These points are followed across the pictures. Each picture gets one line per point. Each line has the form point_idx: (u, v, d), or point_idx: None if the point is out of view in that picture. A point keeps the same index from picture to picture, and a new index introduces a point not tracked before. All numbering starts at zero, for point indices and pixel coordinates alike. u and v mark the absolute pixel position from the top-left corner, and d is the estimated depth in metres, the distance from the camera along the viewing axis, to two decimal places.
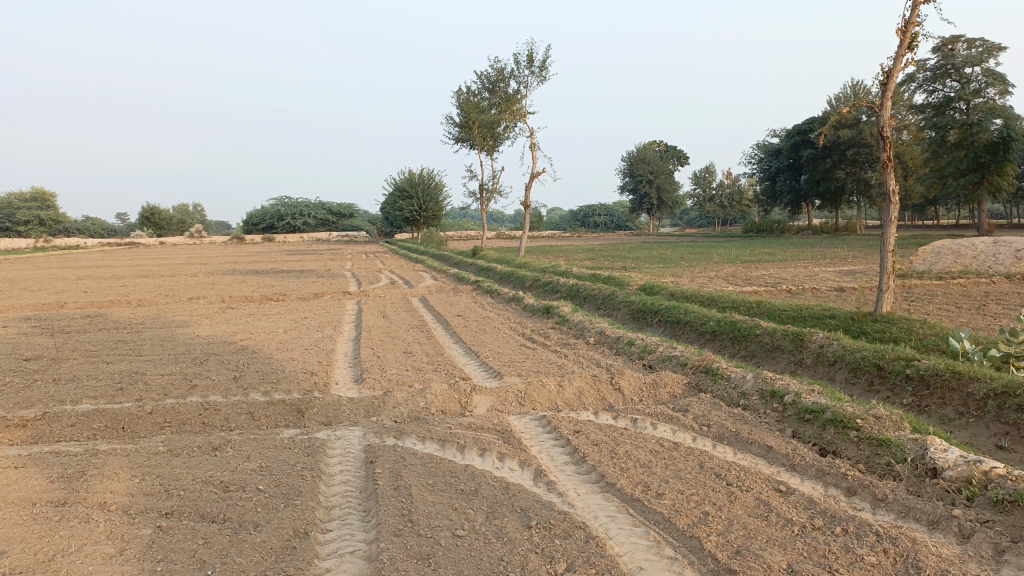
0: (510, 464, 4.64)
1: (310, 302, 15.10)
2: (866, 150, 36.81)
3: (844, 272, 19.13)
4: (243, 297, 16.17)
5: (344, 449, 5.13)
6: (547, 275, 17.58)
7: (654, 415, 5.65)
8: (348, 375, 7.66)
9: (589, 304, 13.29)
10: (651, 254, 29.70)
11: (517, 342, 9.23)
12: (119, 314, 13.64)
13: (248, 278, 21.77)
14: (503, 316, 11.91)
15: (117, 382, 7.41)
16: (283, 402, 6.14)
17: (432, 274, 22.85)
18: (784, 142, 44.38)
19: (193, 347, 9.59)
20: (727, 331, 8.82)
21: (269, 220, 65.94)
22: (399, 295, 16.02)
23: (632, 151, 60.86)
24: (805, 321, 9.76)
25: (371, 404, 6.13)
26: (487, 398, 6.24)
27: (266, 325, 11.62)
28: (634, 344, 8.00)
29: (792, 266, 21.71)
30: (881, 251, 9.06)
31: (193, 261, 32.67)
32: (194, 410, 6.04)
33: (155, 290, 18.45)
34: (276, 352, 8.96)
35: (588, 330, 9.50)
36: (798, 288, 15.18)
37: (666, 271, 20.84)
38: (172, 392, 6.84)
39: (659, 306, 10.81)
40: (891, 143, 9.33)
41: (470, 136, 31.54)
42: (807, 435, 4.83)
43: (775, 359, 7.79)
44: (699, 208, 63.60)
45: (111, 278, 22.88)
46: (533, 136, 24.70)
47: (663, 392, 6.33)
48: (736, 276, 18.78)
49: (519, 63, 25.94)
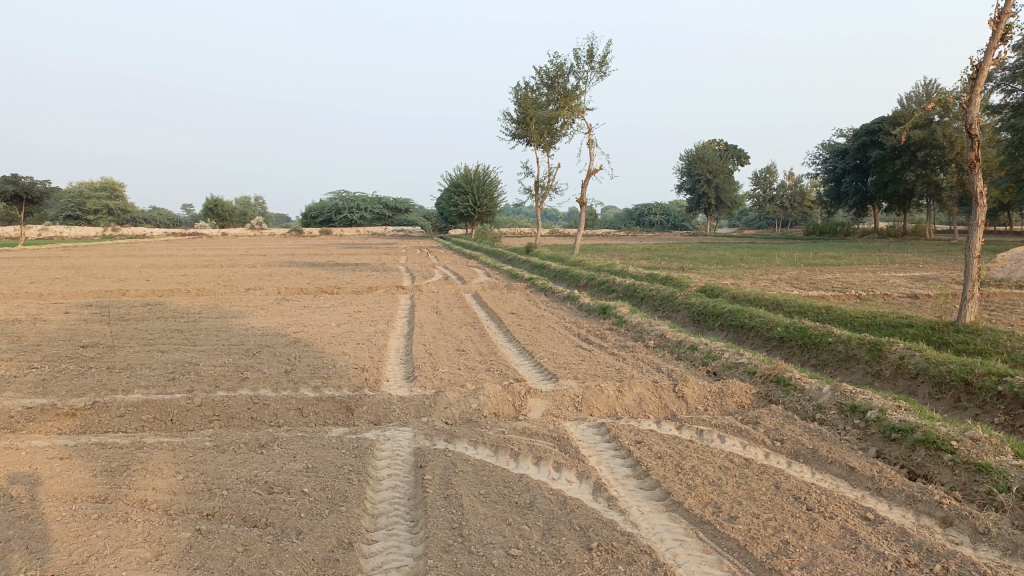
0: (567, 476, 4.35)
1: (364, 295, 15.05)
2: (937, 152, 35.26)
3: (916, 279, 18.22)
4: (298, 289, 16.22)
5: (392, 451, 4.91)
6: (603, 274, 17.22)
7: (722, 426, 5.28)
8: (399, 372, 7.47)
9: (646, 304, 12.90)
10: (709, 255, 28.98)
11: (573, 343, 8.92)
12: (177, 303, 13.80)
13: (304, 270, 21.94)
14: (558, 315, 11.61)
15: (169, 372, 7.37)
16: (333, 398, 5.97)
17: (485, 270, 22.67)
18: (851, 142, 42.89)
19: (247, 338, 9.55)
20: (796, 337, 8.36)
21: (326, 214, 66.96)
22: (452, 290, 15.86)
23: (690, 150, 59.74)
24: (879, 329, 9.21)
25: (422, 404, 5.91)
26: (543, 402, 5.96)
27: (319, 318, 11.55)
28: (697, 349, 7.62)
29: (859, 270, 20.85)
30: (966, 256, 8.44)
31: (253, 253, 33.23)
32: (243, 404, 5.90)
33: (213, 281, 18.71)
34: (328, 346, 8.85)
35: (647, 332, 9.13)
36: (868, 293, 14.47)
37: (725, 273, 20.24)
38: (223, 385, 6.74)
39: (721, 310, 10.37)
40: (980, 141, 8.70)
41: (527, 132, 31.30)
42: (894, 456, 4.41)
43: (850, 370, 7.31)
44: (759, 208, 62.10)
45: (173, 268, 23.38)
46: (591, 132, 24.30)
47: (730, 401, 5.95)
48: (800, 279, 18.09)
49: (579, 59, 25.56)
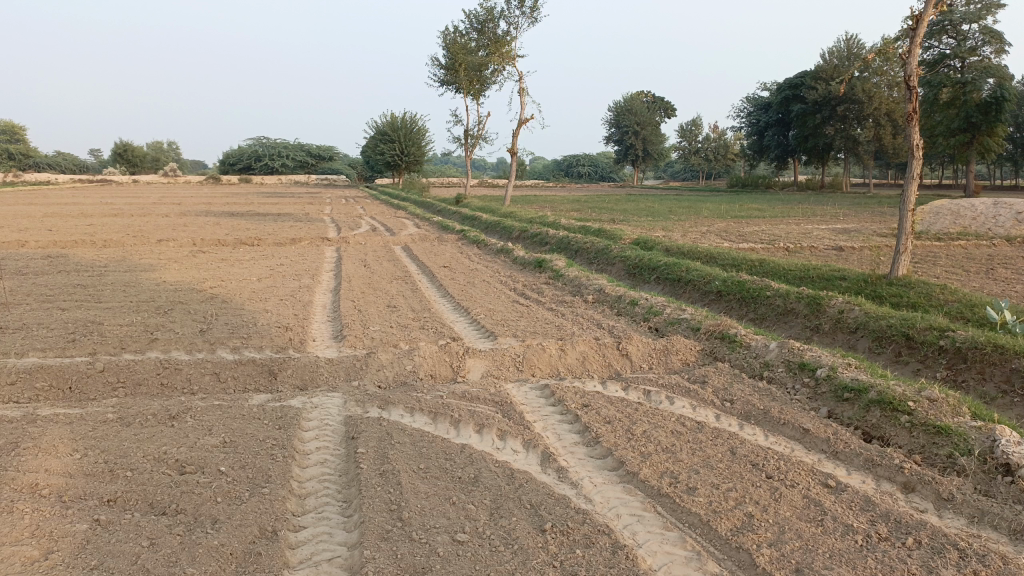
0: (513, 445, 4.04)
1: (287, 247, 14.33)
2: (856, 107, 36.11)
3: (839, 231, 18.59)
4: (216, 240, 15.33)
5: (321, 420, 4.49)
6: (535, 226, 16.91)
7: (669, 386, 5.07)
8: (326, 330, 7.00)
9: (581, 257, 12.66)
10: (638, 207, 29.04)
11: (509, 298, 8.59)
12: (82, 255, 12.79)
13: (223, 220, 20.85)
14: (492, 269, 11.26)
15: (69, 333, 6.69)
16: (254, 361, 5.48)
17: (414, 221, 22.03)
18: (775, 96, 43.47)
19: (158, 294, 8.84)
20: (734, 291, 8.24)
21: (246, 160, 64.27)
22: (380, 242, 15.28)
23: (619, 101, 59.51)
24: (813, 282, 9.22)
25: (352, 365, 5.49)
26: (482, 363, 5.63)
27: (239, 271, 10.86)
28: (638, 304, 7.39)
29: (785, 223, 21.17)
30: (900, 209, 8.46)
31: (166, 201, 31.50)
32: (152, 369, 5.34)
33: (123, 231, 17.52)
34: (248, 302, 8.26)
35: (585, 286, 8.88)
36: (796, 246, 14.62)
37: (655, 225, 20.22)
38: (130, 347, 6.15)
39: (657, 263, 10.20)
40: (918, 94, 8.66)
41: (456, 78, 30.42)
42: (848, 417, 4.29)
43: (788, 324, 7.23)
44: (684, 161, 62.75)
45: (78, 217, 21.83)
46: (522, 80, 23.69)
47: (675, 359, 5.75)
48: (730, 232, 18.21)
49: (510, 3, 24.74)
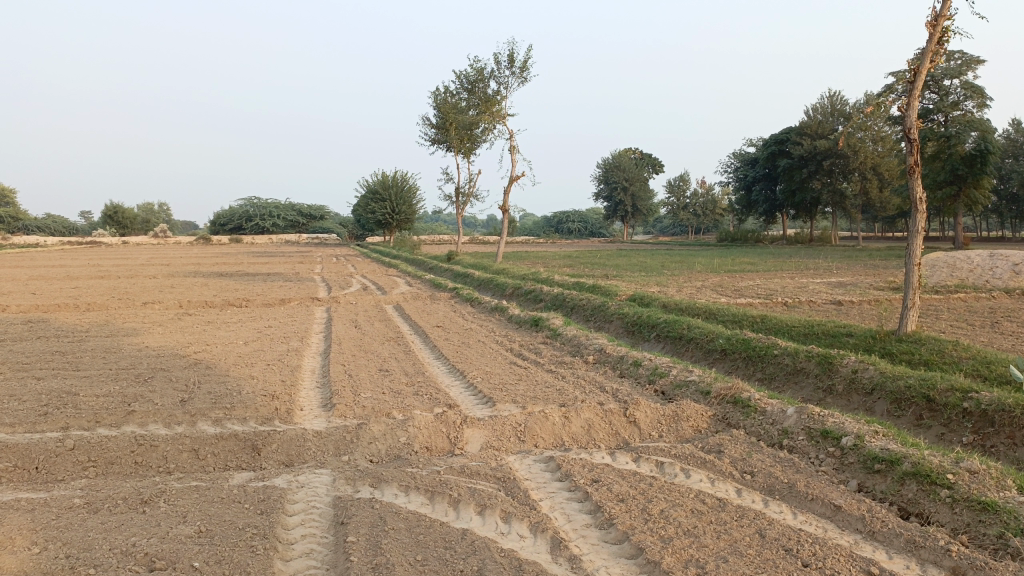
0: (518, 529, 3.68)
1: (276, 308, 14.01)
2: (842, 161, 36.60)
3: (835, 284, 18.47)
4: (203, 302, 15.01)
5: (307, 502, 4.11)
6: (529, 283, 16.71)
7: (683, 457, 4.73)
8: (315, 398, 6.64)
9: (577, 314, 12.41)
10: (630, 262, 28.97)
11: (506, 360, 8.28)
12: (64, 319, 12.44)
13: (211, 281, 20.57)
14: (487, 328, 10.98)
15: (41, 405, 6.29)
16: (236, 435, 5.11)
17: (405, 279, 21.80)
18: (761, 152, 44.04)
19: (139, 361, 8.46)
20: (739, 350, 7.95)
21: (236, 221, 64.33)
22: (372, 302, 14.99)
23: (607, 158, 60.17)
24: (818, 338, 8.95)
25: (342, 438, 5.13)
26: (481, 432, 5.28)
27: (225, 334, 10.52)
28: (642, 365, 7.08)
29: (778, 277, 21.09)
30: (906, 263, 8.27)
31: (155, 262, 31.18)
32: (126, 446, 4.95)
33: (109, 293, 17.18)
34: (233, 368, 7.89)
35: (585, 346, 8.58)
36: (794, 300, 14.43)
37: (649, 280, 20.10)
38: (104, 420, 5.75)
39: (657, 320, 9.95)
40: (918, 146, 8.56)
41: (446, 137, 30.68)
42: (881, 490, 3.99)
43: (799, 384, 6.91)
44: (673, 216, 63.24)
45: (64, 279, 21.47)
46: (512, 138, 23.81)
47: (686, 426, 5.41)
48: (725, 286, 18.05)
49: (499, 63, 25.05)
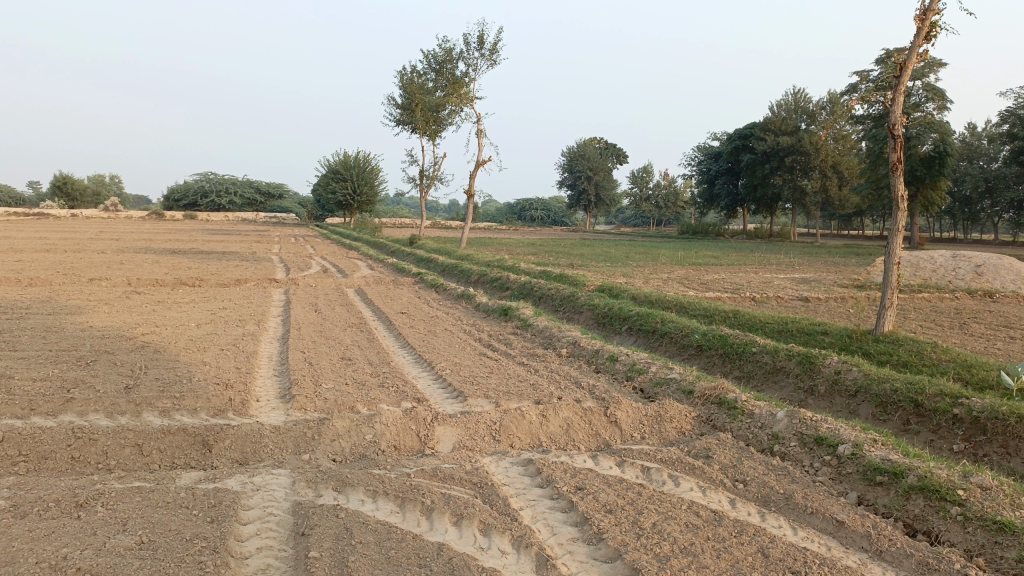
0: (499, 544, 3.34)
1: (232, 289, 13.41)
2: (803, 158, 36.97)
3: (799, 280, 18.47)
4: (153, 279, 14.30)
5: (263, 508, 3.71)
6: (495, 270, 16.33)
7: (670, 462, 4.45)
8: (273, 388, 6.22)
9: (545, 303, 12.10)
10: (594, 251, 28.76)
11: (475, 351, 7.91)
12: (2, 294, 11.68)
13: (164, 258, 19.73)
14: (453, 316, 10.61)
15: None
16: (185, 430, 4.66)
17: (366, 262, 21.21)
18: (725, 145, 44.25)
19: (82, 342, 7.89)
20: (715, 346, 7.70)
21: (192, 196, 62.57)
22: (332, 285, 14.46)
23: (571, 147, 59.94)
24: (793, 335, 8.76)
25: (302, 435, 4.73)
26: (453, 431, 4.92)
27: (177, 316, 9.94)
28: (619, 361, 6.79)
29: (743, 271, 21.07)
30: (886, 262, 8.11)
31: (104, 236, 30.00)
32: (61, 439, 4.47)
33: (52, 268, 16.31)
34: (184, 353, 7.38)
35: (557, 338, 8.26)
36: (762, 295, 14.32)
37: (615, 270, 19.90)
38: (38, 409, 5.23)
39: (629, 313, 9.68)
40: (901, 143, 8.41)
41: (412, 118, 30.06)
42: (884, 505, 3.79)
43: (779, 384, 6.69)
44: (635, 207, 63.36)
45: (7, 252, 20.41)
46: (480, 122, 23.35)
47: (670, 428, 5.12)
48: (691, 279, 17.93)
49: (469, 44, 24.49)
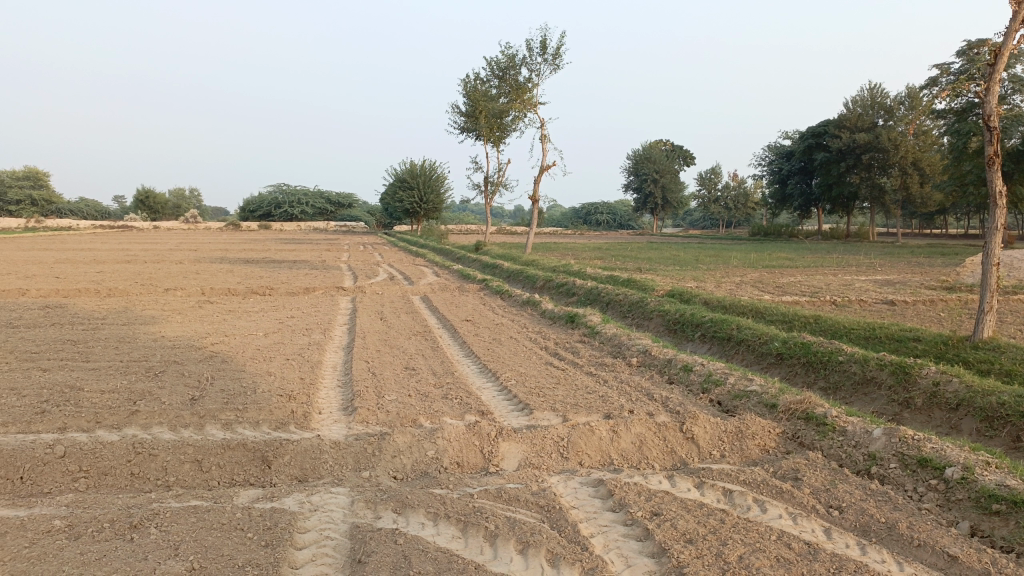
0: None
1: (300, 298, 13.51)
2: (881, 155, 35.39)
3: (882, 283, 17.55)
4: (226, 289, 14.55)
5: (320, 531, 3.53)
6: (561, 276, 16.04)
7: (754, 484, 4.10)
8: (336, 399, 6.10)
9: (613, 309, 11.76)
10: (663, 255, 28.13)
11: (541, 360, 7.65)
12: (83, 305, 12.03)
13: (237, 268, 20.15)
14: (518, 324, 10.39)
15: (41, 401, 5.76)
16: (245, 445, 4.55)
17: (433, 269, 21.23)
18: (797, 144, 42.82)
19: (152, 352, 7.96)
20: (798, 355, 7.23)
21: (265, 207, 64.30)
22: (398, 293, 14.42)
23: (637, 150, 59.12)
24: (881, 342, 8.19)
25: (362, 451, 4.55)
26: (519, 447, 4.67)
27: (245, 325, 9.99)
28: (694, 371, 6.41)
29: (820, 273, 20.22)
30: (984, 263, 7.48)
31: (182, 247, 30.95)
32: (123, 453, 4.41)
33: (131, 279, 16.81)
34: (250, 363, 7.36)
35: (627, 346, 7.93)
36: (843, 299, 13.61)
37: (685, 274, 19.35)
38: (105, 422, 5.22)
39: (702, 319, 9.26)
40: (999, 135, 7.77)
41: (476, 125, 30.07)
42: (1003, 537, 3.38)
43: (869, 397, 6.21)
44: (704, 209, 62.05)
45: (91, 264, 21.17)
46: (544, 127, 23.10)
47: (752, 445, 4.75)
48: (765, 283, 17.25)
49: (532, 49, 24.29)
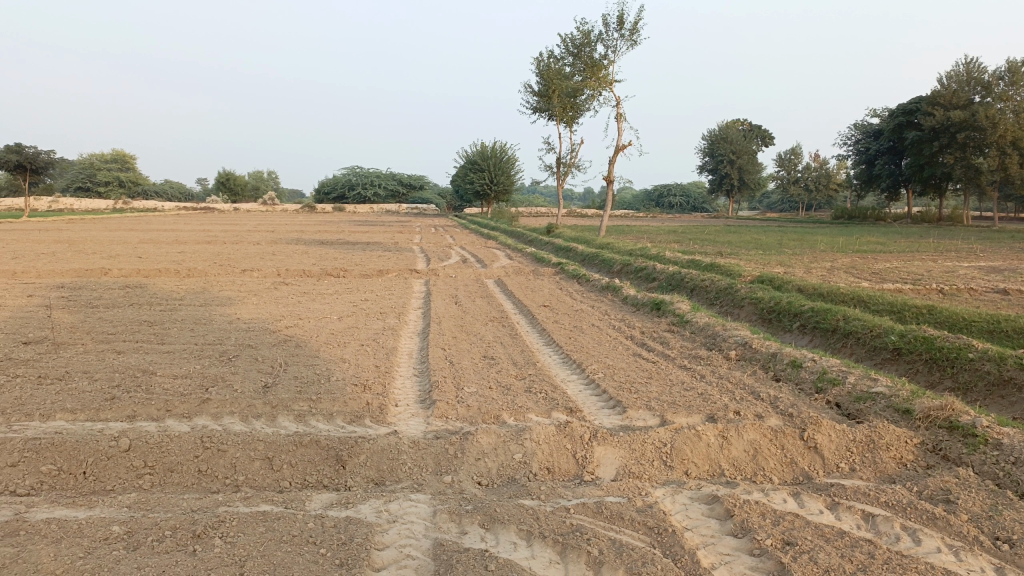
0: None
1: (373, 280, 13.27)
2: (979, 133, 32.98)
3: (988, 269, 16.24)
4: (300, 270, 14.48)
5: (400, 547, 3.12)
6: (639, 259, 15.38)
7: (900, 508, 3.50)
8: (413, 390, 5.72)
9: (698, 296, 11.09)
10: (742, 239, 27.01)
11: (629, 351, 7.11)
12: (161, 285, 12.07)
13: (312, 249, 20.16)
14: (599, 310, 9.86)
15: (112, 387, 5.57)
16: (318, 442, 4.20)
17: (505, 252, 20.80)
18: (885, 123, 40.57)
19: (227, 335, 7.77)
20: (919, 350, 6.49)
21: (339, 189, 65.20)
22: (472, 276, 14.05)
23: (714, 129, 57.28)
24: (1010, 337, 7.31)
25: (443, 453, 4.13)
26: (616, 452, 4.17)
27: (319, 308, 9.78)
28: (805, 368, 5.78)
29: (918, 259, 18.87)
30: None
31: (260, 228, 31.44)
32: (191, 449, 4.11)
33: (211, 259, 16.99)
34: (324, 348, 7.07)
35: (722, 337, 7.32)
36: (951, 287, 12.51)
37: (770, 258, 18.37)
38: (175, 410, 4.97)
39: (801, 308, 8.55)
40: None
41: (549, 105, 29.45)
42: None
43: (1009, 400, 5.45)
44: (783, 191, 59.78)
45: (173, 244, 21.54)
46: (618, 105, 22.28)
47: (887, 458, 4.14)
48: (859, 268, 16.14)
49: (609, 25, 23.44)
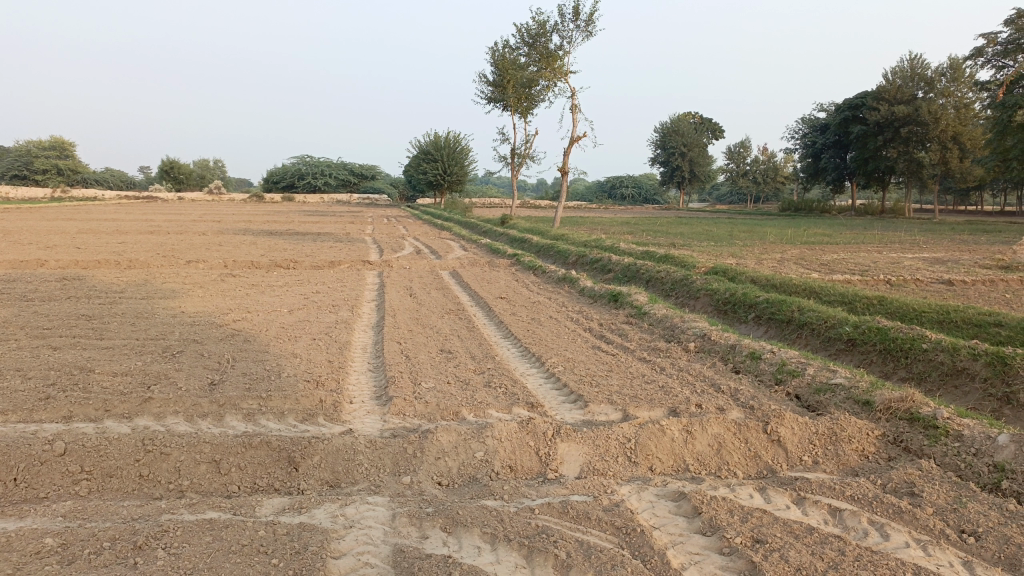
0: None
1: (324, 272, 12.95)
2: (921, 128, 33.82)
3: (932, 261, 16.64)
4: (249, 261, 14.07)
5: (358, 555, 2.96)
6: (594, 251, 15.33)
7: (866, 502, 3.47)
8: (368, 386, 5.53)
9: (654, 287, 11.09)
10: (694, 231, 27.28)
11: (588, 343, 7.03)
12: (101, 277, 11.59)
13: (260, 240, 19.64)
14: (556, 302, 9.77)
15: (47, 385, 5.25)
16: (268, 443, 3.99)
17: (460, 243, 20.58)
18: (832, 117, 41.41)
19: (171, 330, 7.45)
20: (873, 341, 6.55)
21: (289, 179, 63.95)
22: (427, 267, 13.83)
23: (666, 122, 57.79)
24: (959, 327, 7.44)
25: (401, 452, 3.97)
26: (580, 449, 4.07)
27: (269, 300, 9.48)
28: (764, 360, 5.77)
29: (864, 251, 19.26)
30: None
31: (206, 218, 30.54)
32: (132, 451, 3.86)
33: (154, 249, 16.42)
34: (274, 343, 6.82)
35: (680, 329, 7.29)
36: (898, 278, 12.75)
37: (722, 250, 18.53)
38: (115, 410, 4.70)
39: (756, 299, 8.58)
40: None
41: (503, 95, 29.22)
42: None
43: (962, 390, 5.52)
44: (732, 183, 60.68)
45: (115, 234, 20.77)
46: (573, 96, 22.20)
47: (849, 450, 4.13)
48: (809, 260, 16.39)
49: (564, 15, 23.32)
